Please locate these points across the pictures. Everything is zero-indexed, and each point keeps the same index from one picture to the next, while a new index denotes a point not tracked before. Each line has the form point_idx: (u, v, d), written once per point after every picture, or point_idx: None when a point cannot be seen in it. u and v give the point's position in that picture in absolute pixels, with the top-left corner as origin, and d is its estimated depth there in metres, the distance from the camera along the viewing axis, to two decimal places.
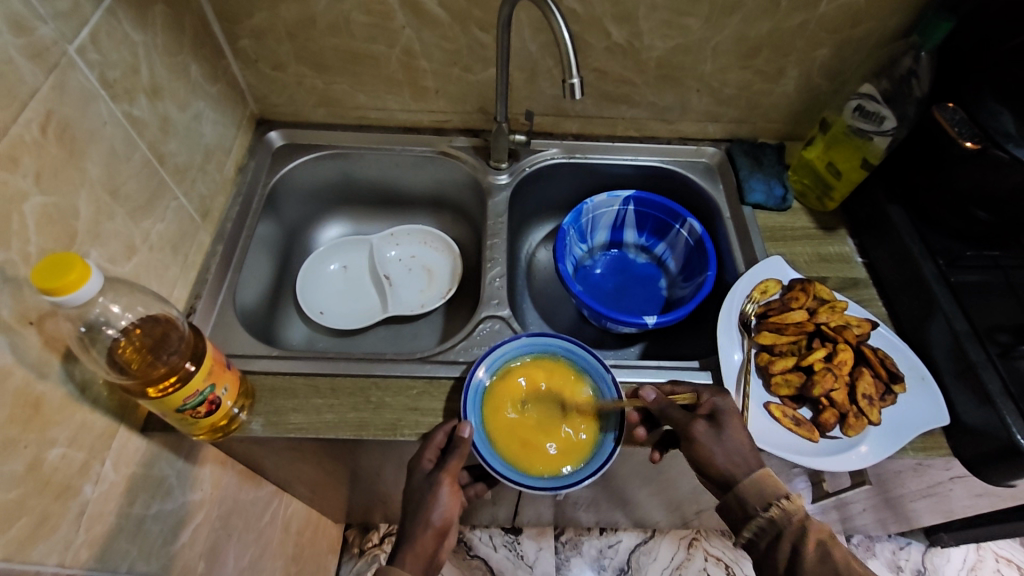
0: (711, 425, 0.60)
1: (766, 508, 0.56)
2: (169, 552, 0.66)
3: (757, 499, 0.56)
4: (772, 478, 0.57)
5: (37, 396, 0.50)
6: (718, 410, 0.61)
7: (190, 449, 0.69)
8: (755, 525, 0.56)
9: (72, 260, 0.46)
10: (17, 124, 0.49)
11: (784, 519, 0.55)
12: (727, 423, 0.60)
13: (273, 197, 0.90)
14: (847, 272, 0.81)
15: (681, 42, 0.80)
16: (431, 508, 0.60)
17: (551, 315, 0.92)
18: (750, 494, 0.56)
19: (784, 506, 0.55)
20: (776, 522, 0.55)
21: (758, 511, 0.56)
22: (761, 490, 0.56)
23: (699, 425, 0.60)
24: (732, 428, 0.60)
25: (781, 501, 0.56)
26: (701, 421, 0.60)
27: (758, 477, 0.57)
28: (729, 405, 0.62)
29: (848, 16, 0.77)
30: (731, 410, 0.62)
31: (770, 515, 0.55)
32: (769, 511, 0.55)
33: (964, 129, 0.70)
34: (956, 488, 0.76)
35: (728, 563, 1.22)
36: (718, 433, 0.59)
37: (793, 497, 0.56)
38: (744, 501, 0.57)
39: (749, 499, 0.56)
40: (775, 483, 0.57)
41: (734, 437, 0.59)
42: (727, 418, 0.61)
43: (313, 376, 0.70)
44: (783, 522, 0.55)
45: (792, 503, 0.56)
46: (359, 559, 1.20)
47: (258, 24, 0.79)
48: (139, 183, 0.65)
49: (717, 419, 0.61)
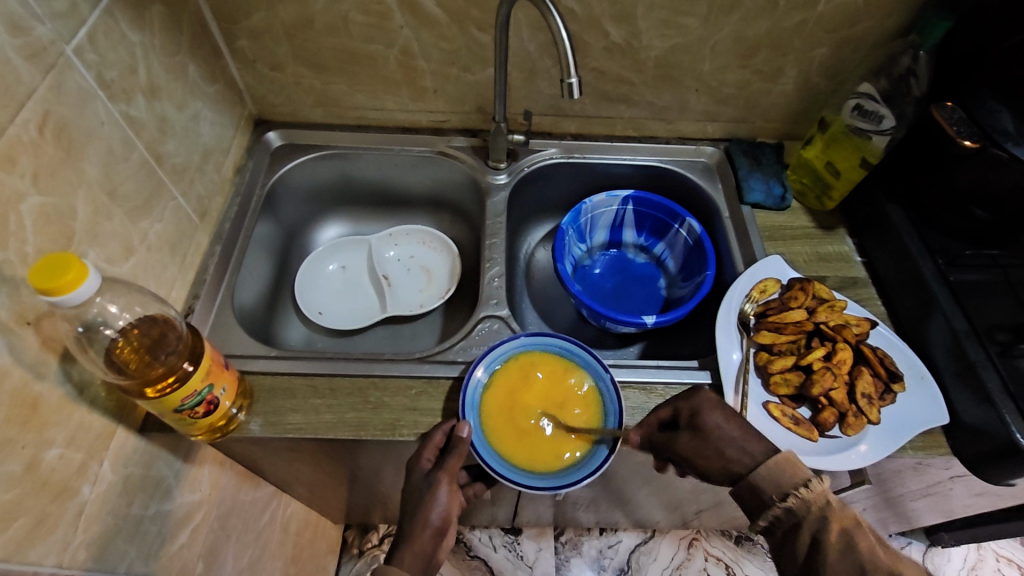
0: (693, 433, 0.61)
1: (782, 498, 0.54)
2: (168, 553, 0.66)
3: (773, 488, 0.55)
4: (791, 466, 0.55)
5: (34, 396, 0.50)
6: (696, 414, 0.62)
7: (189, 449, 0.68)
8: (772, 514, 0.55)
9: (69, 260, 0.46)
10: (15, 124, 0.49)
11: (803, 507, 0.53)
12: (708, 425, 0.60)
13: (272, 197, 0.90)
14: (846, 271, 0.81)
15: (679, 42, 0.80)
16: (430, 507, 0.60)
17: (549, 314, 0.92)
18: (763, 483, 0.56)
19: (802, 495, 0.53)
20: (794, 511, 0.53)
21: (774, 501, 0.55)
22: (778, 479, 0.55)
23: (681, 439, 0.61)
24: (719, 426, 0.60)
25: (799, 490, 0.54)
26: (683, 433, 0.62)
27: (772, 466, 0.56)
28: (707, 403, 0.62)
29: (846, 15, 0.77)
30: (714, 407, 0.62)
31: (786, 505, 0.54)
32: (786, 501, 0.54)
33: (963, 127, 0.70)
34: (956, 488, 0.76)
35: (728, 563, 1.22)
36: (700, 440, 0.60)
37: (814, 483, 0.53)
38: (758, 491, 0.56)
39: (765, 488, 0.56)
40: (793, 471, 0.55)
41: (724, 434, 0.60)
42: (707, 418, 0.61)
43: (312, 376, 0.70)
44: (801, 511, 0.53)
45: (811, 491, 0.53)
46: (358, 560, 1.20)
47: (257, 24, 0.79)
48: (137, 184, 0.65)
49: (696, 424, 0.61)
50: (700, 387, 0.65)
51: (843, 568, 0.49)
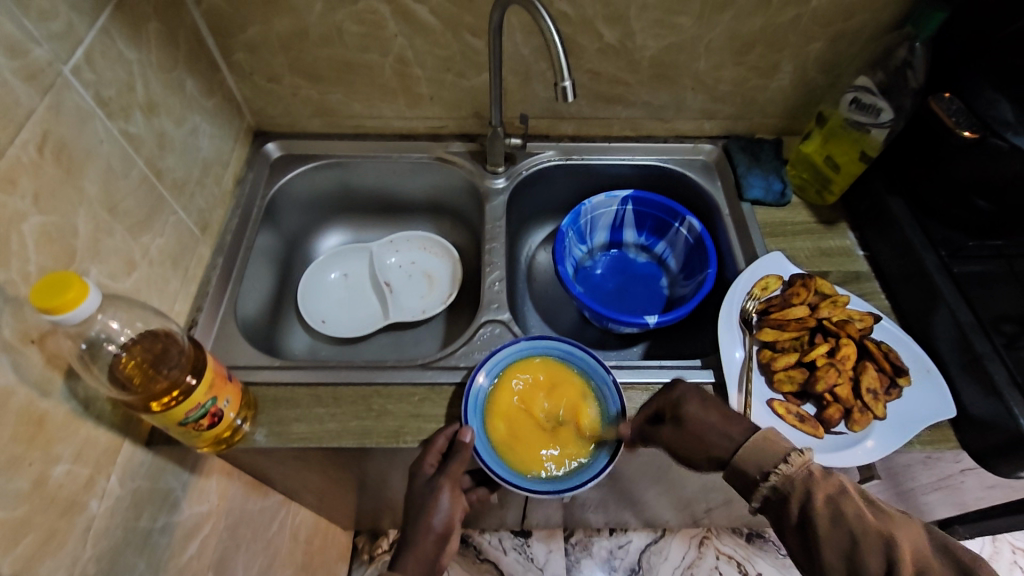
0: (675, 425, 0.62)
1: (766, 477, 0.54)
2: (178, 564, 0.66)
3: (755, 468, 0.54)
4: (768, 444, 0.55)
5: (40, 413, 0.50)
6: (677, 406, 0.63)
7: (196, 461, 0.69)
8: (761, 495, 0.54)
9: (71, 279, 0.47)
10: (14, 145, 0.49)
11: (787, 484, 0.52)
12: (687, 415, 0.61)
13: (273, 208, 0.91)
14: (848, 265, 0.81)
15: (673, 41, 0.80)
16: (433, 512, 0.60)
17: (552, 316, 0.92)
18: (747, 464, 0.55)
19: (782, 472, 0.52)
20: (779, 489, 0.53)
21: (760, 481, 0.54)
22: (758, 459, 0.55)
23: (666, 431, 0.63)
24: (698, 415, 0.61)
25: (779, 467, 0.53)
26: (669, 426, 0.63)
27: (751, 446, 0.55)
28: (686, 397, 0.63)
29: (841, 8, 0.76)
30: (694, 397, 0.63)
31: (771, 484, 0.53)
32: (770, 480, 0.53)
33: (962, 118, 0.68)
34: (968, 480, 0.75)
35: (740, 561, 1.21)
36: (681, 431, 0.61)
37: (793, 457, 0.53)
38: (744, 472, 0.55)
39: (749, 469, 0.55)
40: (771, 449, 0.54)
41: (702, 423, 0.60)
42: (686, 408, 0.62)
43: (316, 385, 0.70)
44: (787, 488, 0.52)
45: (791, 466, 0.52)
46: (369, 566, 1.21)
47: (252, 37, 0.79)
48: (137, 200, 0.65)
49: (677, 415, 0.62)
50: (682, 381, 0.66)
51: (836, 539, 0.49)
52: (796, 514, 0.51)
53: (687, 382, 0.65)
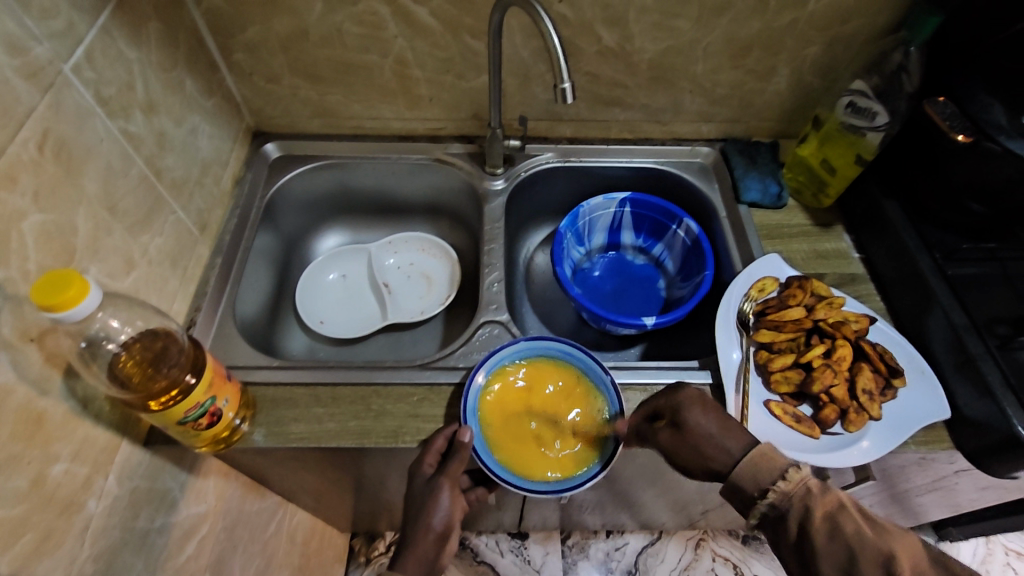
0: (673, 430, 0.62)
1: (763, 494, 0.54)
2: (175, 565, 0.66)
3: (752, 486, 0.55)
4: (765, 460, 0.55)
5: (38, 412, 0.50)
6: (679, 411, 0.62)
7: (194, 461, 0.69)
8: (758, 511, 0.54)
9: (70, 277, 0.47)
10: (15, 143, 0.49)
11: (785, 501, 0.53)
12: (687, 424, 0.61)
13: (271, 209, 0.91)
14: (844, 268, 0.81)
15: (672, 44, 0.81)
16: (432, 512, 0.61)
17: (550, 317, 0.93)
18: (744, 481, 0.55)
19: (780, 489, 0.53)
20: (777, 506, 0.53)
21: (757, 498, 0.54)
22: (757, 476, 0.55)
23: (662, 433, 0.62)
24: (698, 423, 0.60)
25: (777, 484, 0.53)
26: (666, 430, 0.62)
27: (749, 463, 0.55)
28: (692, 405, 0.62)
29: (837, 13, 0.77)
30: (696, 403, 0.62)
31: (768, 501, 0.53)
32: (767, 497, 0.54)
33: (955, 122, 0.69)
34: (961, 482, 0.76)
35: (736, 563, 1.22)
36: (680, 438, 0.61)
37: (791, 474, 0.53)
38: (740, 489, 0.56)
39: (747, 486, 0.55)
40: (768, 465, 0.55)
41: (703, 433, 0.60)
42: (686, 416, 0.61)
43: (314, 385, 0.70)
44: (784, 506, 0.53)
45: (789, 483, 0.53)
46: (365, 568, 1.21)
47: (252, 37, 0.79)
48: (136, 200, 0.65)
49: (677, 422, 0.62)
50: (684, 384, 0.65)
51: (833, 553, 0.49)
52: (793, 529, 0.52)
53: (690, 386, 0.64)
